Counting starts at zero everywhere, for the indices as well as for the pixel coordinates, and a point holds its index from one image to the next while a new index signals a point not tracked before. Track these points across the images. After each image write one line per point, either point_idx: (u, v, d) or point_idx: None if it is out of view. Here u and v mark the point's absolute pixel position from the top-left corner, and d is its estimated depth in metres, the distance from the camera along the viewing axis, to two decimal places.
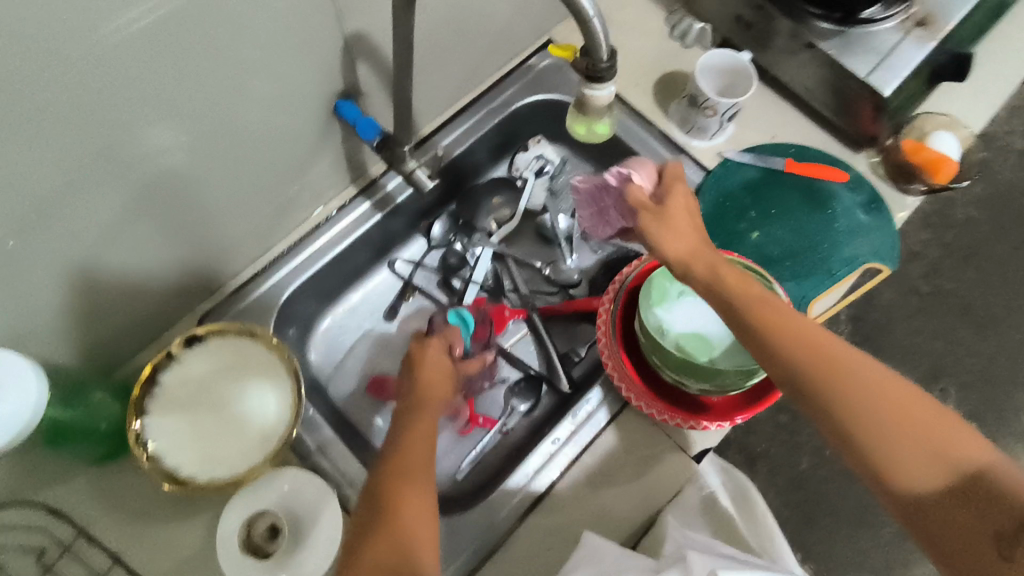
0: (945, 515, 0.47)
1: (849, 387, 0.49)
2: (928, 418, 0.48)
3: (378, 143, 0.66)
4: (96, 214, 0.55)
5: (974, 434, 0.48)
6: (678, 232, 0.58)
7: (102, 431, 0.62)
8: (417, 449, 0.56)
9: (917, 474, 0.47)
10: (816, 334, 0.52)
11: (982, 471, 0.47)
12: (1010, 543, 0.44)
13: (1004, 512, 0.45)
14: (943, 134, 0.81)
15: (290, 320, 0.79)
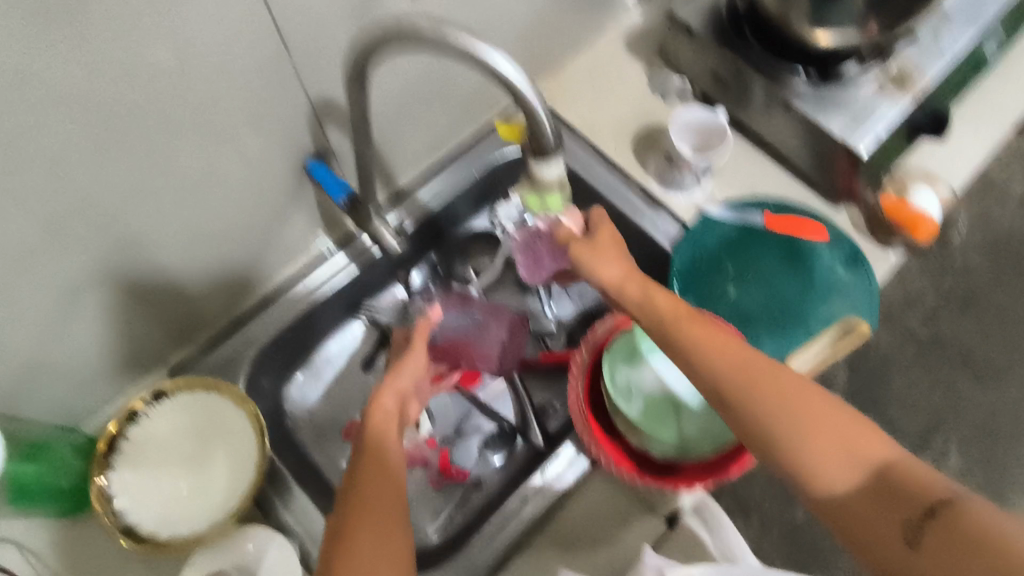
0: (875, 514, 0.46)
1: (791, 411, 0.50)
2: (840, 425, 0.49)
3: (345, 204, 0.67)
4: (54, 268, 0.56)
5: (878, 433, 0.49)
6: (611, 264, 0.62)
7: (65, 488, 0.62)
8: (378, 492, 0.52)
9: (835, 471, 0.48)
10: (759, 363, 0.52)
11: (890, 467, 0.47)
12: (917, 532, 0.44)
13: (920, 501, 0.45)
14: (922, 189, 0.81)
15: (264, 371, 0.78)
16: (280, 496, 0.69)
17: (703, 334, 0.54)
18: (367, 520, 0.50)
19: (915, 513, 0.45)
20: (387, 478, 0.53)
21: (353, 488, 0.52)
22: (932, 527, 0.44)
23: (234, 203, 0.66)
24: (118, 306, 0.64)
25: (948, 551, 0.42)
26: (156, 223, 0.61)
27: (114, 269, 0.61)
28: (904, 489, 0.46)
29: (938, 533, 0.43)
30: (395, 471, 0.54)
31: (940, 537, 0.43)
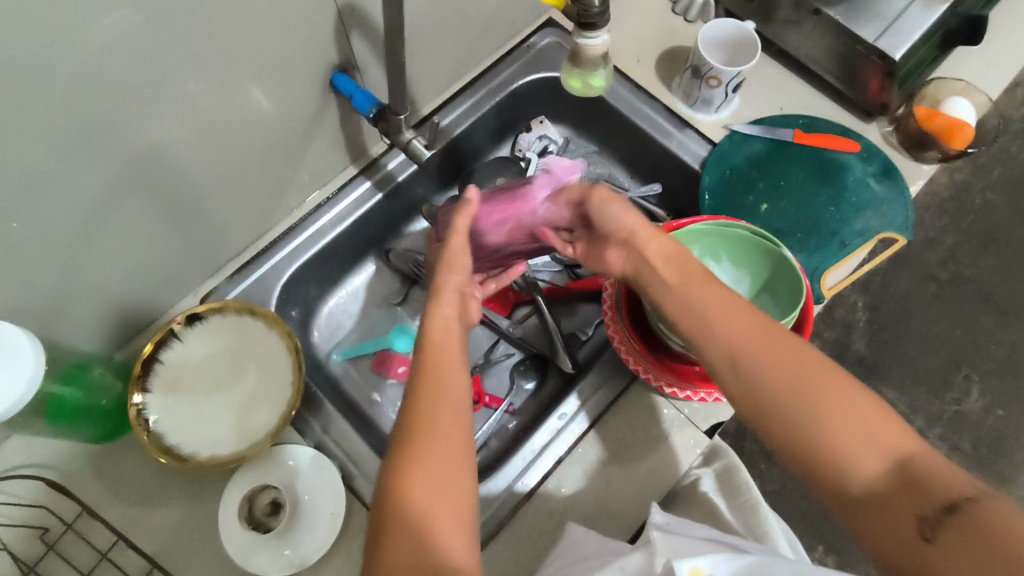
0: (888, 511, 0.43)
1: (810, 397, 0.47)
2: (855, 407, 0.46)
3: (374, 114, 0.66)
4: (86, 186, 0.55)
5: (901, 425, 0.45)
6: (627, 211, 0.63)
7: (104, 407, 0.62)
8: (449, 425, 0.49)
9: (858, 459, 0.44)
10: (779, 344, 0.50)
11: (912, 459, 0.44)
12: (934, 528, 0.40)
13: (943, 496, 0.41)
14: (955, 100, 0.79)
15: (292, 301, 0.78)
16: (317, 419, 0.68)
17: (716, 309, 0.53)
18: (442, 438, 0.48)
19: (935, 509, 0.41)
20: (450, 394, 0.51)
21: (416, 424, 0.49)
22: (951, 523, 0.40)
23: (259, 122, 0.64)
24: (147, 231, 0.63)
25: (971, 551, 0.38)
26: (187, 140, 0.59)
27: (145, 189, 0.60)
28: (926, 484, 0.42)
29: (955, 534, 0.39)
30: (460, 390, 0.52)
31: (960, 536, 0.39)
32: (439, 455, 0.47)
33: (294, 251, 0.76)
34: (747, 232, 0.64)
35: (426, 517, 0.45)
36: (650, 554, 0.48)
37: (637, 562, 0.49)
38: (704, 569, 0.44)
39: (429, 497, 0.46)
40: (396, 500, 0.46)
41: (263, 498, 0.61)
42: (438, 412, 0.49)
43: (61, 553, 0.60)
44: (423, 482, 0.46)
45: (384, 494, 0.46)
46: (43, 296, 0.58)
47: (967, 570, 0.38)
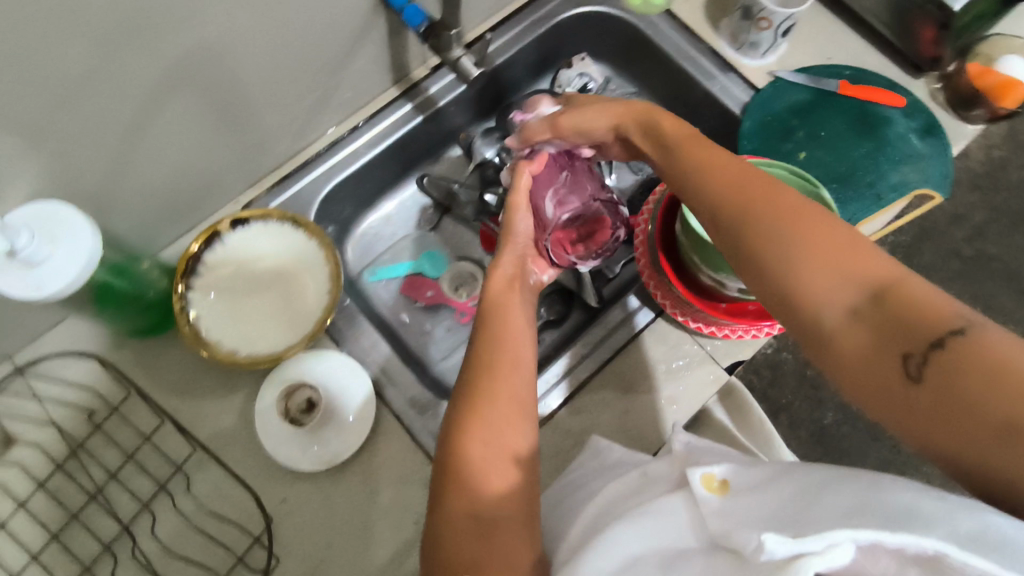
0: (866, 343, 0.39)
1: (763, 215, 0.44)
2: (832, 241, 0.41)
3: (423, 29, 0.66)
4: (140, 77, 0.56)
5: (881, 256, 0.40)
6: (594, 113, 0.63)
7: (150, 299, 0.64)
8: (509, 394, 0.50)
9: (824, 290, 0.40)
10: (759, 186, 0.46)
11: (890, 291, 0.39)
12: (919, 364, 0.36)
13: (928, 330, 0.37)
14: (1012, 59, 0.76)
15: (327, 217, 0.80)
16: (349, 329, 0.70)
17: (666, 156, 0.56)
18: (505, 407, 0.49)
19: (924, 346, 0.36)
20: (508, 362, 0.52)
21: (470, 394, 0.50)
22: (938, 356, 0.36)
23: (307, 29, 0.65)
24: (193, 131, 0.64)
25: (955, 401, 0.34)
26: (240, 40, 0.60)
27: (196, 85, 0.60)
28: (908, 318, 0.37)
29: (942, 364, 0.35)
30: (522, 358, 0.53)
31: (948, 369, 0.35)
32: (503, 418, 0.49)
33: (332, 168, 0.77)
34: (786, 172, 0.65)
35: (484, 476, 0.47)
36: (670, 464, 0.52)
37: (659, 468, 0.52)
38: (716, 477, 0.45)
39: (491, 468, 0.47)
40: (457, 463, 0.47)
41: (298, 397, 0.64)
42: (499, 367, 0.51)
43: (107, 432, 0.63)
44: (484, 443, 0.48)
45: (447, 456, 0.48)
46: (97, 187, 0.60)
47: (957, 399, 0.34)
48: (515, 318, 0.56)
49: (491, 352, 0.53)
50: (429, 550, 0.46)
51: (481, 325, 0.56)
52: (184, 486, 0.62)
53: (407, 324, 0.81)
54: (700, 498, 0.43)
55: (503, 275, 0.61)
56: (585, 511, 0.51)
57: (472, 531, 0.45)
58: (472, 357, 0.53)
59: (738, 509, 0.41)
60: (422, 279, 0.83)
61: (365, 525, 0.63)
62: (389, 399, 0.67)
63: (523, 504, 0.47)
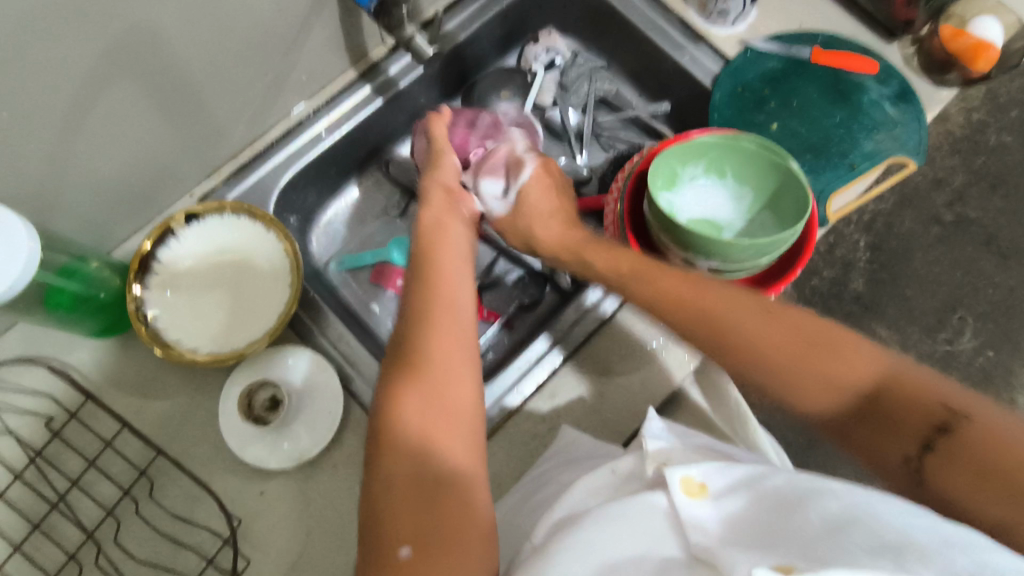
0: (870, 440, 0.45)
1: (727, 342, 0.49)
2: (804, 345, 0.47)
3: (375, 8, 0.62)
4: (71, 68, 0.52)
5: (861, 352, 0.46)
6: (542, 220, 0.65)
7: (101, 300, 0.62)
8: (444, 340, 0.50)
9: (819, 400, 0.46)
10: (692, 295, 0.52)
11: (877, 389, 0.45)
12: (919, 463, 0.43)
13: (922, 427, 0.43)
14: (985, 19, 0.75)
15: (290, 208, 0.77)
16: (315, 322, 0.69)
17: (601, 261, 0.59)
18: (440, 353, 0.49)
19: (920, 446, 0.43)
20: (444, 307, 0.52)
21: (404, 337, 0.51)
22: (934, 456, 0.42)
23: (253, 10, 0.61)
24: (139, 124, 0.62)
25: (967, 475, 0.41)
26: (179, 22, 0.57)
27: (136, 74, 0.57)
28: (902, 418, 0.44)
29: (942, 461, 0.42)
30: (458, 302, 0.53)
31: (945, 462, 0.42)
32: (440, 368, 0.49)
33: (291, 155, 0.74)
34: (754, 144, 0.62)
35: (426, 434, 0.46)
36: (641, 459, 0.51)
37: (629, 465, 0.51)
38: (695, 479, 0.44)
39: (433, 423, 0.47)
40: (390, 435, 0.46)
41: (262, 394, 0.63)
42: (432, 308, 0.52)
43: (67, 439, 0.61)
44: (422, 392, 0.47)
45: (379, 418, 0.47)
46: (37, 187, 0.58)
47: (965, 487, 0.41)
48: (447, 269, 0.56)
49: (423, 302, 0.53)
50: (368, 520, 0.44)
51: (416, 270, 0.56)
52: (148, 491, 0.61)
53: (377, 315, 0.79)
54: (681, 507, 0.43)
55: (438, 219, 0.62)
56: (553, 511, 0.50)
57: (416, 492, 0.44)
58: (406, 301, 0.54)
59: (724, 517, 0.42)
60: (387, 266, 0.80)
61: (336, 520, 0.61)
62: (357, 393, 0.66)
63: (467, 455, 0.47)
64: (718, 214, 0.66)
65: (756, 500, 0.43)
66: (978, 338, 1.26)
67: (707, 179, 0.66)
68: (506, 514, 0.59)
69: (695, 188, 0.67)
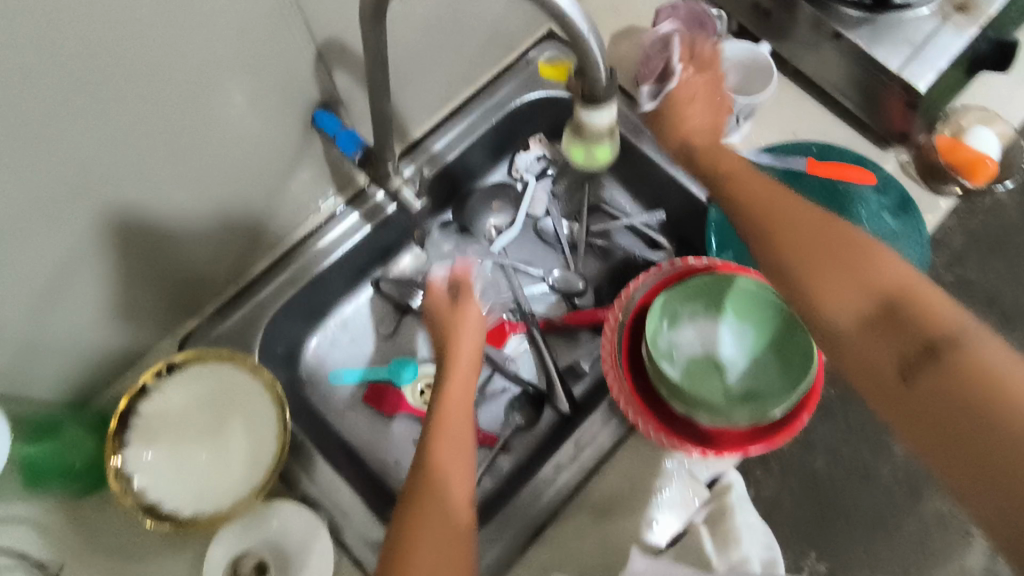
0: (873, 341, 0.43)
1: (769, 228, 0.50)
2: (848, 251, 0.46)
3: (359, 157, 0.62)
4: (44, 242, 0.51)
5: (930, 289, 0.43)
6: (694, 109, 0.63)
7: (78, 469, 0.59)
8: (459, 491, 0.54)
9: (844, 306, 0.45)
10: (776, 211, 0.51)
11: (901, 294, 0.43)
12: (914, 370, 0.41)
13: (921, 336, 0.41)
14: (981, 130, 0.74)
15: (277, 339, 0.74)
16: (303, 467, 0.66)
17: (690, 124, 0.62)
18: (437, 555, 0.50)
19: (916, 350, 0.41)
20: (459, 451, 0.56)
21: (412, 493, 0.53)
22: (933, 364, 0.40)
23: (234, 160, 0.61)
24: (123, 276, 0.60)
25: (943, 395, 0.39)
26: (157, 180, 0.56)
27: (115, 233, 0.56)
28: (914, 321, 0.42)
29: (934, 372, 0.40)
30: (467, 491, 0.54)
31: (935, 375, 0.39)
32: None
33: (278, 290, 0.72)
34: (751, 283, 0.62)
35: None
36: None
37: None
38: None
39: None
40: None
41: (249, 562, 0.58)
42: (447, 484, 0.54)
43: None
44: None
45: (390, 547, 0.51)
46: (11, 356, 0.56)
47: (939, 438, 0.39)
48: (455, 458, 0.56)
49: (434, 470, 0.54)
50: None
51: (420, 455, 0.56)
52: None
53: (371, 442, 0.76)
54: None
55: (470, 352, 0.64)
56: None
57: None
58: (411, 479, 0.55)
59: None
60: (384, 389, 0.77)
61: None
62: (349, 546, 0.63)
63: None
64: (723, 352, 0.62)
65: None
66: None
67: (709, 314, 0.63)
68: None
69: (694, 326, 0.63)
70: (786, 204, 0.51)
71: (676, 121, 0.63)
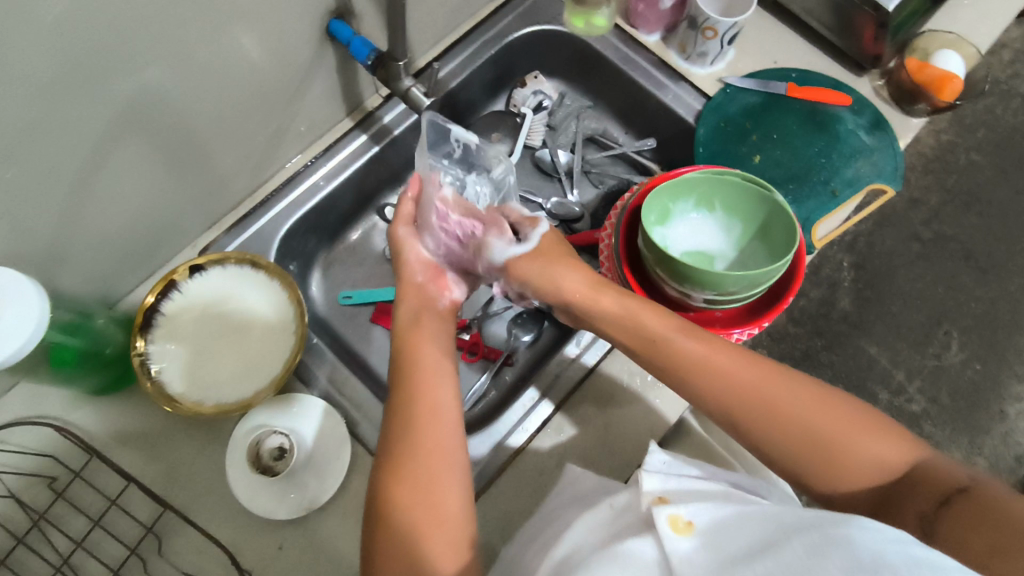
0: (894, 505, 0.48)
1: (765, 411, 0.51)
2: (844, 426, 0.50)
3: (372, 60, 0.66)
4: (80, 130, 0.54)
5: (889, 432, 0.50)
6: (553, 272, 0.63)
7: (108, 356, 0.62)
8: (434, 438, 0.51)
9: (848, 482, 0.49)
10: (757, 379, 0.52)
11: (907, 468, 0.48)
12: (932, 521, 0.46)
13: (938, 491, 0.47)
14: (948, 53, 0.81)
15: (291, 255, 0.79)
16: (319, 366, 0.70)
17: (570, 285, 0.62)
18: (421, 457, 0.49)
19: (935, 504, 0.46)
20: (428, 404, 0.52)
21: (394, 432, 0.51)
22: (948, 511, 0.45)
23: (253, 69, 0.64)
24: (147, 177, 0.63)
25: (975, 524, 0.44)
26: (182, 80, 0.58)
27: (140, 129, 0.58)
28: (921, 481, 0.48)
29: (954, 520, 0.45)
30: (440, 397, 0.53)
31: (963, 522, 0.44)
32: (427, 469, 0.49)
33: (290, 204, 0.76)
34: (739, 178, 0.66)
35: (415, 528, 0.47)
36: (638, 495, 0.50)
37: (626, 499, 0.51)
38: (683, 517, 0.44)
39: (418, 524, 0.47)
40: (389, 509, 0.48)
41: (269, 444, 0.62)
42: (417, 411, 0.52)
43: (70, 498, 0.61)
44: (410, 488, 0.48)
45: (375, 498, 0.49)
46: (43, 248, 0.58)
47: (973, 534, 0.43)
48: (429, 360, 0.56)
49: (408, 413, 0.52)
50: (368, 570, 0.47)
51: (396, 376, 0.55)
52: (156, 546, 0.60)
53: (377, 356, 0.80)
54: (665, 539, 0.43)
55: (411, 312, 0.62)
56: (558, 548, 0.50)
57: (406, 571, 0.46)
58: (388, 422, 0.52)
59: (705, 550, 0.41)
60: (392, 306, 0.80)
61: (346, 568, 0.61)
62: (364, 438, 0.66)
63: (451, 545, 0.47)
64: (710, 246, 0.69)
65: (733, 523, 0.43)
66: (964, 352, 1.27)
67: (699, 214, 0.69)
68: (515, 553, 0.58)
69: (687, 223, 0.69)
70: (749, 374, 0.53)
71: (548, 287, 0.63)
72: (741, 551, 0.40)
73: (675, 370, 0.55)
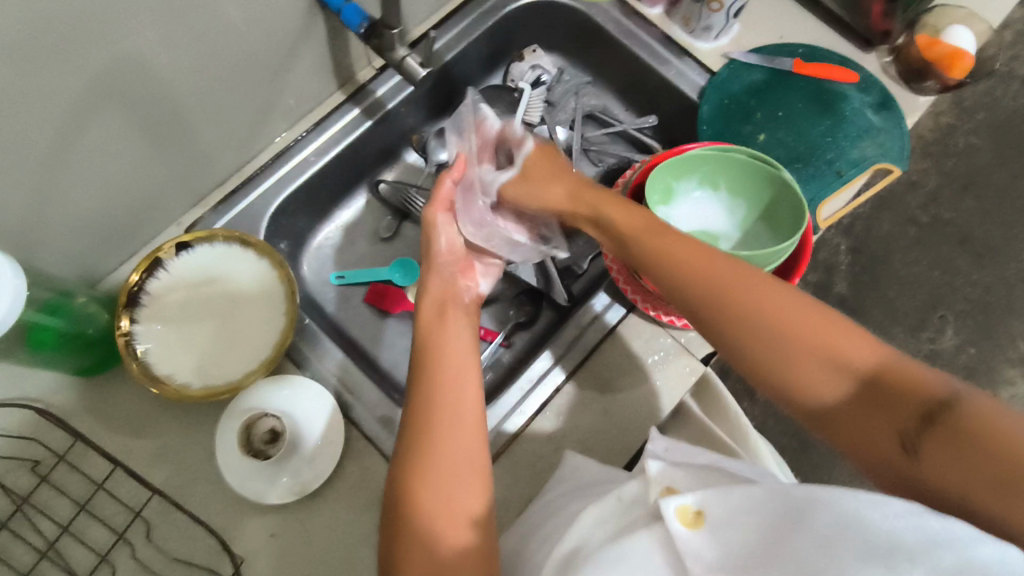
0: (863, 421, 0.43)
1: (730, 309, 0.49)
2: (816, 326, 0.46)
3: (365, 29, 0.63)
4: (56, 98, 0.51)
5: (862, 336, 0.45)
6: (546, 188, 0.66)
7: (92, 336, 0.60)
8: (460, 435, 0.49)
9: (819, 384, 0.45)
10: (724, 274, 0.50)
11: (880, 372, 0.44)
12: (915, 439, 0.41)
13: (917, 405, 0.41)
14: (959, 28, 0.79)
15: (281, 234, 0.76)
16: (311, 349, 0.67)
17: (559, 192, 0.65)
18: (444, 458, 0.48)
19: (915, 422, 0.41)
20: (452, 401, 0.50)
21: (416, 431, 0.49)
22: (932, 432, 0.40)
23: (240, 36, 0.61)
24: (129, 149, 0.60)
25: (961, 446, 0.38)
26: (166, 46, 0.55)
27: (120, 98, 0.55)
28: (902, 393, 0.42)
29: (937, 438, 0.40)
30: (463, 395, 0.51)
31: (942, 443, 0.39)
32: (448, 465, 0.48)
33: (279, 181, 0.73)
34: (745, 155, 0.63)
35: (436, 527, 0.46)
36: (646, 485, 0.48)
37: (635, 490, 0.49)
38: (692, 506, 0.42)
39: (439, 523, 0.46)
40: (409, 511, 0.47)
41: (262, 427, 0.60)
42: (439, 410, 0.50)
43: (54, 483, 0.59)
44: (431, 486, 0.47)
45: (396, 498, 0.48)
46: (20, 223, 0.56)
47: (957, 462, 0.38)
48: (452, 353, 0.54)
49: (428, 409, 0.50)
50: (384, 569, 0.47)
51: (417, 369, 0.53)
52: (144, 533, 0.58)
53: (370, 338, 0.78)
54: (678, 538, 0.42)
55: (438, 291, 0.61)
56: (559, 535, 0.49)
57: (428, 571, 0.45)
58: (410, 416, 0.50)
59: (720, 544, 0.40)
60: (386, 287, 0.78)
61: (340, 555, 0.59)
62: (358, 422, 0.65)
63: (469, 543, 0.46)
64: (714, 227, 0.68)
65: (734, 501, 0.41)
66: (960, 335, 1.27)
67: (703, 193, 0.67)
68: (512, 539, 0.57)
69: (690, 201, 0.67)
70: (723, 271, 0.50)
71: (541, 200, 0.66)
72: (753, 543, 0.39)
73: (657, 278, 0.54)
